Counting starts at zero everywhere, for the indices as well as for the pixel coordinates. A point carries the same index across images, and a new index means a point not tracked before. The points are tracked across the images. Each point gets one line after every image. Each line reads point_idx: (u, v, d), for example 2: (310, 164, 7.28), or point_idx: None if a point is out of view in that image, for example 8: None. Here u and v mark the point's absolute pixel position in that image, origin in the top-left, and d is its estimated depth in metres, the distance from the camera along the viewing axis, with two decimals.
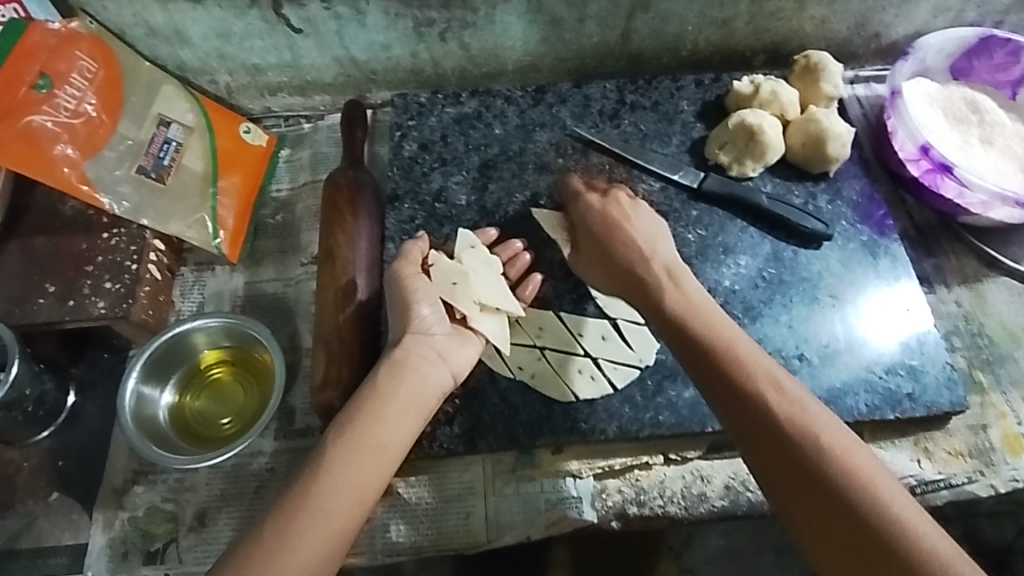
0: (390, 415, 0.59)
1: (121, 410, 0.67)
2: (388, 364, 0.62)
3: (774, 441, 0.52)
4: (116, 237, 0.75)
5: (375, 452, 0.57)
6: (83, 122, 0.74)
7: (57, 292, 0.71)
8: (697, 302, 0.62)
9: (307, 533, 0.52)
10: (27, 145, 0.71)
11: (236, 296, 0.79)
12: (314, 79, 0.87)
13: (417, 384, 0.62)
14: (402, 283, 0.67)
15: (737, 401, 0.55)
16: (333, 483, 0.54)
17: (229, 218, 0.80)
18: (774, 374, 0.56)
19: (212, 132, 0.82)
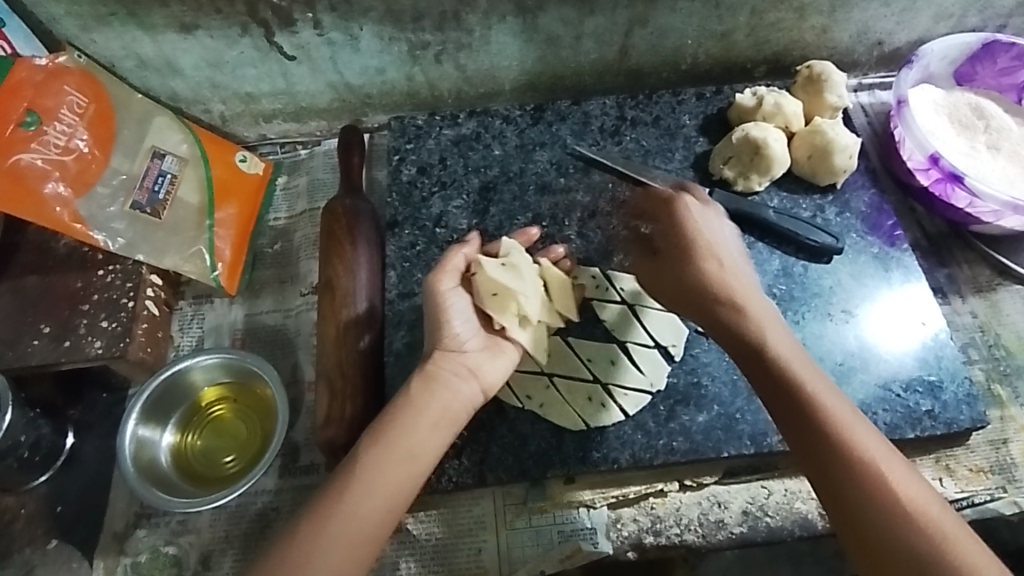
0: (420, 423, 0.59)
1: (122, 455, 0.65)
2: (421, 375, 0.62)
3: (852, 483, 0.52)
4: (111, 274, 0.73)
5: (406, 462, 0.57)
6: (75, 158, 0.73)
7: (51, 333, 0.70)
8: (777, 337, 0.60)
9: (335, 537, 0.53)
10: (16, 184, 0.69)
11: (235, 330, 0.78)
12: (309, 105, 0.86)
13: (447, 397, 0.61)
14: (436, 298, 0.64)
15: (810, 438, 0.54)
16: (362, 490, 0.54)
17: (227, 250, 0.78)
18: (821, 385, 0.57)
19: (206, 161, 0.80)
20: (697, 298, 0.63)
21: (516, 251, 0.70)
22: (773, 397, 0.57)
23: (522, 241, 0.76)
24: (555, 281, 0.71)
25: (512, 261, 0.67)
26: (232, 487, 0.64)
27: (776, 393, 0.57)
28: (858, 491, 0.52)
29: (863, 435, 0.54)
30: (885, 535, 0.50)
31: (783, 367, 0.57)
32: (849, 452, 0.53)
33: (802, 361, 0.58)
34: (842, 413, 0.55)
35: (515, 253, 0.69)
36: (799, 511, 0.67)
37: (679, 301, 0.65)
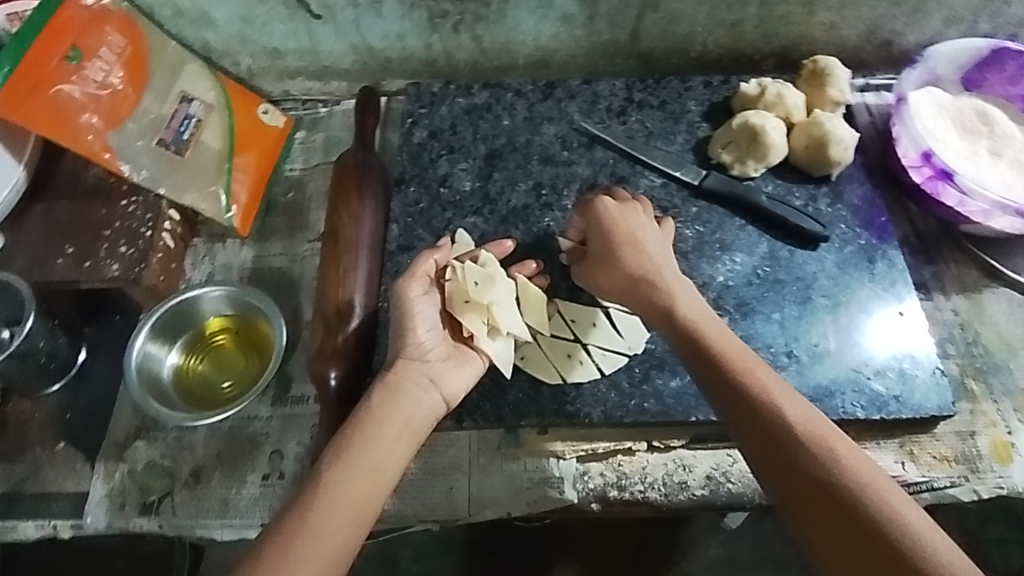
0: (380, 435, 0.62)
1: (127, 366, 0.70)
2: (380, 387, 0.64)
3: (792, 463, 0.53)
4: (133, 205, 0.78)
5: (370, 475, 0.59)
6: (110, 94, 0.78)
7: (75, 254, 0.75)
8: (708, 321, 0.63)
9: (308, 554, 0.54)
10: (56, 112, 0.74)
11: (244, 269, 0.83)
12: (331, 65, 0.90)
13: (409, 404, 0.64)
14: (404, 303, 0.67)
15: (744, 422, 0.56)
16: (327, 509, 0.56)
17: (243, 194, 0.83)
18: (757, 368, 0.59)
19: (231, 110, 0.85)
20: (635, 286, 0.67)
21: (494, 265, 0.72)
22: (718, 389, 0.58)
23: (496, 252, 0.75)
24: (529, 296, 0.72)
25: (490, 271, 0.71)
26: (227, 408, 0.69)
27: (712, 375, 0.59)
28: (801, 456, 0.53)
29: (804, 417, 0.55)
30: (829, 505, 0.51)
31: (716, 350, 0.60)
32: (784, 424, 0.55)
33: (732, 343, 0.61)
34: (780, 393, 0.57)
35: (493, 264, 0.71)
36: None
37: (621, 290, 0.68)
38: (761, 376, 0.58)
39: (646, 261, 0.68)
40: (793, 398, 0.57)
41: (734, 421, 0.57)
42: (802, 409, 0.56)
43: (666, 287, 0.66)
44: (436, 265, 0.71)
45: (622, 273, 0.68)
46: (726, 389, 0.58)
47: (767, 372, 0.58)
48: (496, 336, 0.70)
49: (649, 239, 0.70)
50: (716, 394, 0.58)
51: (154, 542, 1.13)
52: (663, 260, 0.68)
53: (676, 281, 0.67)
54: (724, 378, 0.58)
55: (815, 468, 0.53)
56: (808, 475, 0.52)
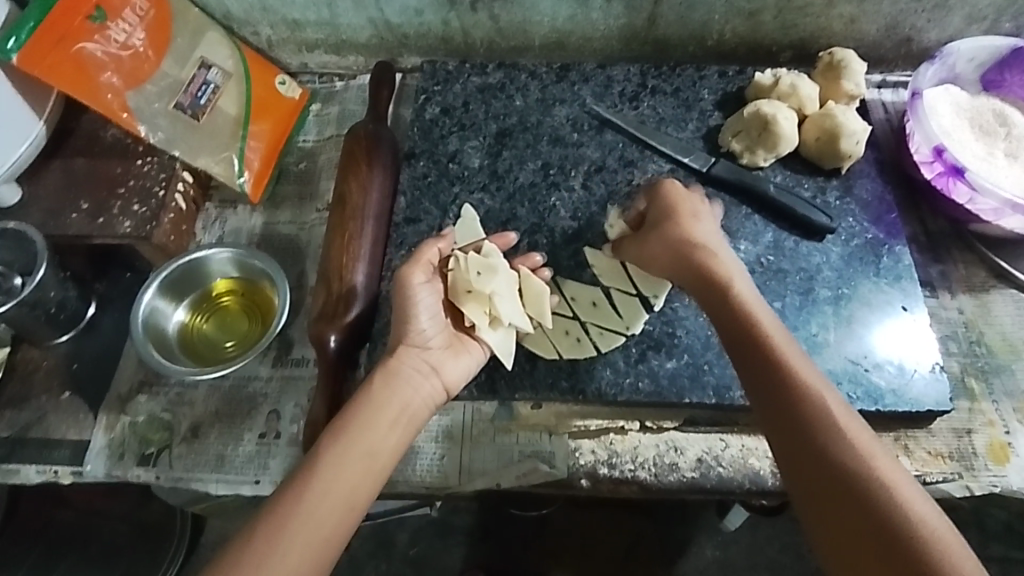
0: (377, 424, 0.60)
1: (133, 316, 0.72)
2: (380, 374, 0.64)
3: (812, 447, 0.52)
4: (148, 165, 0.80)
5: (365, 460, 0.58)
6: (131, 55, 0.79)
7: (89, 209, 0.77)
8: (752, 297, 0.62)
9: (301, 537, 0.52)
10: (78, 70, 0.75)
11: (253, 234, 0.84)
12: (349, 39, 0.91)
13: (406, 393, 0.64)
14: (406, 290, 0.66)
15: (772, 396, 0.55)
16: (320, 491, 0.55)
17: (255, 161, 0.84)
18: (795, 352, 0.57)
19: (248, 78, 0.86)
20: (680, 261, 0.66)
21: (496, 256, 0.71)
22: (750, 367, 0.57)
23: (498, 244, 0.75)
24: (530, 290, 0.71)
25: (492, 261, 0.70)
26: (228, 364, 0.70)
27: (746, 353, 0.58)
28: (821, 442, 0.51)
29: (837, 406, 0.53)
30: (843, 496, 0.49)
31: (754, 330, 0.59)
32: (813, 408, 0.53)
33: (774, 325, 0.60)
34: (815, 380, 0.55)
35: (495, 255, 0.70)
36: (752, 467, 0.69)
37: (668, 259, 0.68)
38: (796, 361, 0.56)
39: (696, 239, 0.67)
40: (827, 384, 0.55)
41: (761, 395, 0.56)
42: (836, 399, 0.54)
43: (711, 264, 0.65)
44: (439, 254, 0.70)
45: (670, 246, 0.67)
46: (759, 362, 0.57)
47: (803, 359, 0.57)
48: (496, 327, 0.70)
49: (704, 221, 0.69)
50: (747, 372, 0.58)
51: (156, 508, 1.16)
52: (714, 241, 0.67)
53: (726, 262, 0.65)
54: (759, 357, 0.57)
55: (836, 456, 0.50)
56: (829, 459, 0.50)
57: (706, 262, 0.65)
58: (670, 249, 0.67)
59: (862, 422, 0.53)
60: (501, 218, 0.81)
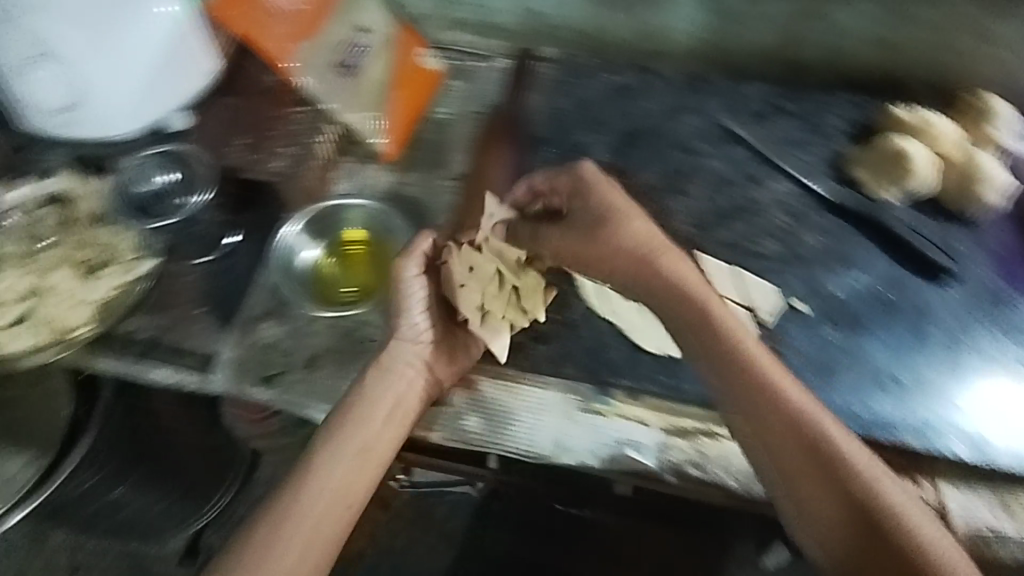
0: (366, 427, 0.68)
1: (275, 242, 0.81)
2: (362, 397, 0.69)
3: (824, 483, 0.58)
4: (302, 114, 0.89)
5: (359, 458, 0.67)
6: (301, 11, 0.84)
7: (249, 145, 0.87)
8: (755, 341, 0.65)
9: (299, 538, 0.62)
10: (258, 19, 0.83)
11: (379, 191, 0.88)
12: (495, 23, 0.95)
13: (398, 398, 0.69)
14: (399, 283, 0.72)
15: (796, 437, 0.59)
16: (315, 491, 0.65)
17: (392, 122, 0.89)
18: (809, 401, 0.61)
19: (398, 46, 0.91)
20: (679, 292, 0.69)
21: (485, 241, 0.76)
22: (766, 413, 0.61)
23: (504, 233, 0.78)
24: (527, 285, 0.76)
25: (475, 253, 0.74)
26: (349, 309, 0.79)
27: (761, 402, 0.61)
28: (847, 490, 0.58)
29: (856, 454, 0.59)
30: (875, 538, 0.56)
31: (766, 377, 0.62)
32: (839, 461, 0.58)
33: (779, 371, 0.63)
34: (835, 431, 0.60)
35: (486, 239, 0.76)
36: None
37: (627, 271, 0.71)
38: (817, 413, 0.61)
39: (682, 272, 0.70)
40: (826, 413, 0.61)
41: (754, 433, 0.61)
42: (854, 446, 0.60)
43: (699, 304, 0.67)
44: (434, 245, 0.74)
45: (650, 274, 0.70)
46: (756, 407, 0.61)
47: (817, 407, 0.61)
48: (490, 322, 0.73)
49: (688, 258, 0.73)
50: (766, 418, 0.61)
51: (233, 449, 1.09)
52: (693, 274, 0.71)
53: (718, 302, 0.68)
54: (768, 407, 0.61)
55: (848, 482, 0.58)
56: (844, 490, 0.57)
57: (704, 305, 0.67)
58: (652, 282, 0.70)
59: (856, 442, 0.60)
60: None
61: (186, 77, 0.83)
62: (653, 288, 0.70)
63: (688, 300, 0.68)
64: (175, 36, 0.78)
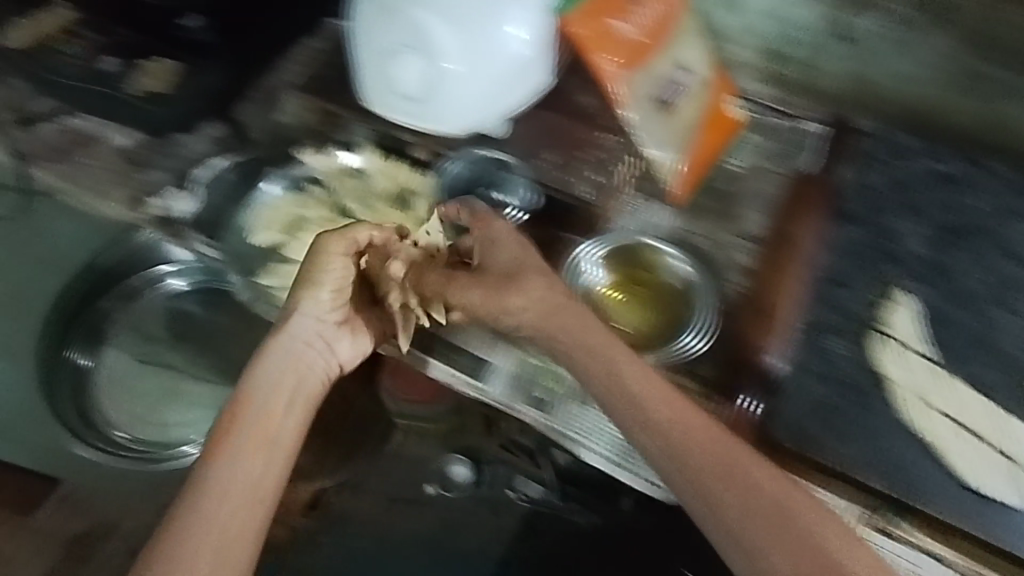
0: (266, 399, 0.70)
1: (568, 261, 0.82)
2: (272, 339, 0.73)
3: (709, 475, 0.59)
4: (611, 140, 0.88)
5: (264, 447, 0.66)
6: (645, 39, 0.81)
7: (553, 162, 0.86)
8: (649, 375, 0.64)
9: (218, 522, 0.62)
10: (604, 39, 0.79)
11: (660, 232, 0.84)
12: (817, 84, 0.92)
13: (297, 346, 0.73)
14: (326, 256, 0.72)
15: (761, 504, 0.57)
16: (221, 491, 0.63)
17: (689, 166, 0.86)
18: (718, 435, 0.61)
19: (710, 88, 0.89)
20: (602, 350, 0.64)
21: None
22: (768, 525, 0.56)
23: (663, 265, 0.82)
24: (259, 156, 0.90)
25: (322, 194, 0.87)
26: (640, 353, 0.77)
27: (752, 500, 0.57)
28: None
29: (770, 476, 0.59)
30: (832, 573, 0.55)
31: (749, 473, 0.59)
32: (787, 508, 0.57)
33: (700, 415, 0.62)
34: (755, 468, 0.59)
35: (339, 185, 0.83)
36: None
37: (596, 346, 0.64)
38: (748, 457, 0.60)
39: (525, 295, 0.66)
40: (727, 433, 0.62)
41: (690, 504, 0.60)
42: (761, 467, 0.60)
43: (634, 376, 0.63)
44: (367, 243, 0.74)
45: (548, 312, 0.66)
46: (716, 469, 0.59)
47: (722, 438, 0.61)
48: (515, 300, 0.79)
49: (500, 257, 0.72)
50: (719, 484, 0.58)
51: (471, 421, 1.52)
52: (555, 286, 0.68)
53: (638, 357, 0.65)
54: (762, 498, 0.58)
55: (735, 473, 0.59)
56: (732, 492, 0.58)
57: (682, 407, 0.62)
58: (548, 320, 0.66)
59: (745, 446, 0.61)
60: (933, 316, 0.76)
61: (525, 90, 0.81)
62: (501, 286, 0.68)
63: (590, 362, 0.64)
64: (527, 54, 0.79)
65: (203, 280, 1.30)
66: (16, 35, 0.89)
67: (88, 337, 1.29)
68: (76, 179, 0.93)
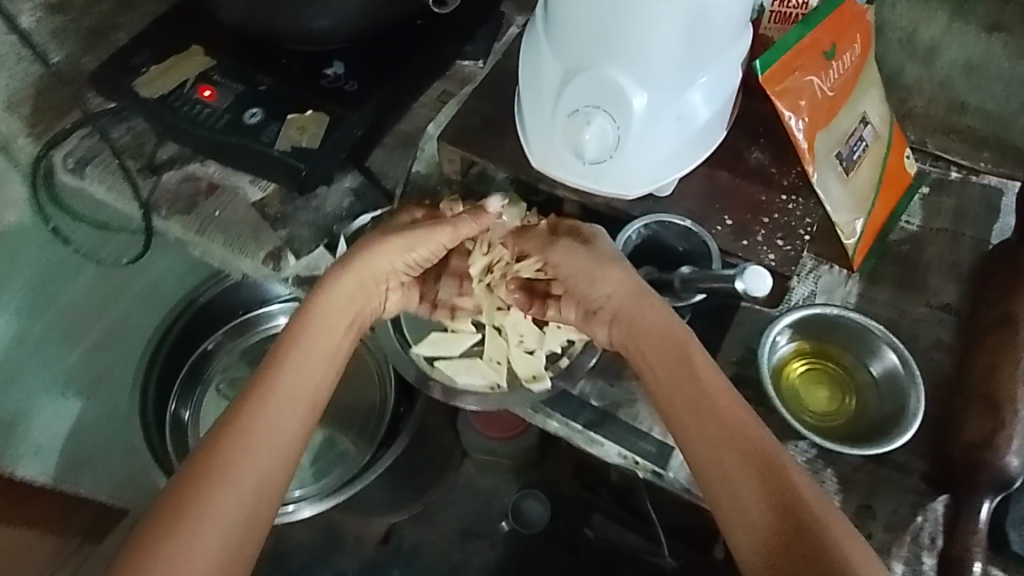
0: (316, 335, 0.70)
1: (762, 340, 0.74)
2: (356, 263, 0.73)
3: (717, 442, 0.62)
4: (793, 203, 0.78)
5: (298, 410, 0.67)
6: (833, 97, 0.76)
7: (732, 227, 0.76)
8: (747, 413, 0.63)
9: (254, 461, 0.63)
10: (798, 96, 0.73)
11: (847, 301, 0.80)
12: (1006, 138, 0.85)
13: (364, 284, 0.74)
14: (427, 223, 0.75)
15: (823, 555, 0.55)
16: (252, 452, 0.63)
17: (867, 230, 0.80)
18: (791, 474, 0.59)
19: (888, 145, 0.83)
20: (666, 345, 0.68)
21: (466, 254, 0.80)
22: (762, 502, 0.58)
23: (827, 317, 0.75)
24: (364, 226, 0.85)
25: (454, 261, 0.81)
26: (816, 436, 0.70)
27: (745, 474, 0.60)
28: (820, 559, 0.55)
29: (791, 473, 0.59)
30: None
31: (748, 447, 0.60)
32: (789, 506, 0.57)
33: (789, 462, 0.60)
34: (761, 446, 0.60)
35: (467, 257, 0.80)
36: None
37: (655, 359, 0.68)
38: (755, 436, 0.61)
39: (625, 279, 0.71)
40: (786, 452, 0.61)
41: (707, 490, 0.61)
42: (784, 465, 0.60)
43: (729, 403, 0.63)
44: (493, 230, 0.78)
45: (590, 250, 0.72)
46: (727, 458, 0.61)
47: (764, 441, 0.61)
48: None
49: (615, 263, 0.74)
50: (776, 531, 0.57)
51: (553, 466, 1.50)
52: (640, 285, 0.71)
53: (676, 330, 0.68)
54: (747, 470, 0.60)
55: (764, 477, 0.59)
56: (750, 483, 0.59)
57: (693, 370, 0.65)
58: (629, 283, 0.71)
59: (808, 475, 0.59)
60: None
61: (706, 146, 0.75)
62: (656, 331, 0.69)
63: (695, 380, 0.65)
64: (710, 117, 0.73)
65: None
66: (147, 79, 0.88)
67: (188, 381, 1.25)
68: (208, 234, 0.88)
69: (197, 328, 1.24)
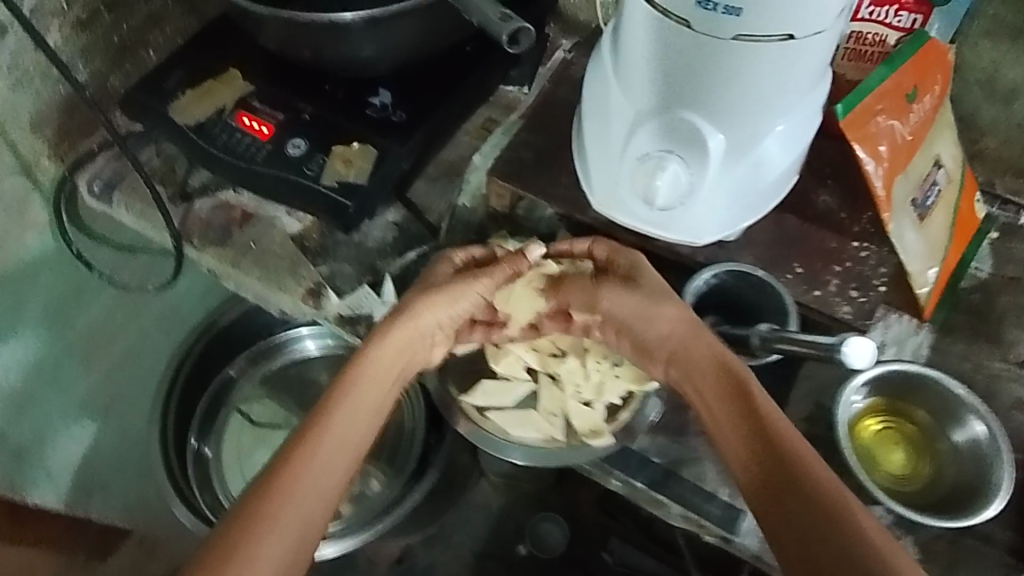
0: (367, 378, 0.69)
1: (838, 399, 0.70)
2: (408, 312, 0.71)
3: (779, 486, 0.57)
4: (865, 250, 0.75)
5: (346, 457, 0.64)
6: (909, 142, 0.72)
7: (802, 275, 0.74)
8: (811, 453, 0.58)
9: (299, 508, 0.60)
10: (875, 141, 0.70)
11: (919, 352, 0.77)
12: None
13: (413, 340, 0.72)
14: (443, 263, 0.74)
15: None
16: (296, 498, 0.60)
17: (940, 279, 0.76)
18: (868, 519, 0.54)
19: (961, 189, 0.79)
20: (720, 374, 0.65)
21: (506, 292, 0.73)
22: (836, 551, 0.53)
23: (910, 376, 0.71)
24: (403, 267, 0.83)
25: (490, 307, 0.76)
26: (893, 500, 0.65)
27: (817, 520, 0.55)
28: None
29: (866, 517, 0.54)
30: None
31: (817, 490, 0.56)
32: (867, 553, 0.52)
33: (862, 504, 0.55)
34: (829, 487, 0.56)
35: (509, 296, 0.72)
36: None
37: (712, 396, 0.65)
38: (823, 478, 0.57)
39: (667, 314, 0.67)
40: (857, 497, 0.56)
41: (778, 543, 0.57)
42: (857, 508, 0.55)
43: (790, 443, 0.59)
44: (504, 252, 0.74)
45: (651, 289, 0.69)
46: (766, 474, 0.58)
47: (832, 482, 0.56)
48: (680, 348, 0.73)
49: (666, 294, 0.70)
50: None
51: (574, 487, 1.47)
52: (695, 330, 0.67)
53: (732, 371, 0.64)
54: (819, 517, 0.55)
55: (819, 502, 0.55)
56: (805, 510, 0.55)
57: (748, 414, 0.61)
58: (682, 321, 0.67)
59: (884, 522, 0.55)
60: None
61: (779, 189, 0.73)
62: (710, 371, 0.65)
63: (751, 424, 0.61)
64: (786, 165, 0.71)
65: (333, 344, 1.22)
66: (184, 105, 0.83)
67: (208, 412, 1.21)
68: (243, 267, 0.84)
69: (217, 353, 1.20)
